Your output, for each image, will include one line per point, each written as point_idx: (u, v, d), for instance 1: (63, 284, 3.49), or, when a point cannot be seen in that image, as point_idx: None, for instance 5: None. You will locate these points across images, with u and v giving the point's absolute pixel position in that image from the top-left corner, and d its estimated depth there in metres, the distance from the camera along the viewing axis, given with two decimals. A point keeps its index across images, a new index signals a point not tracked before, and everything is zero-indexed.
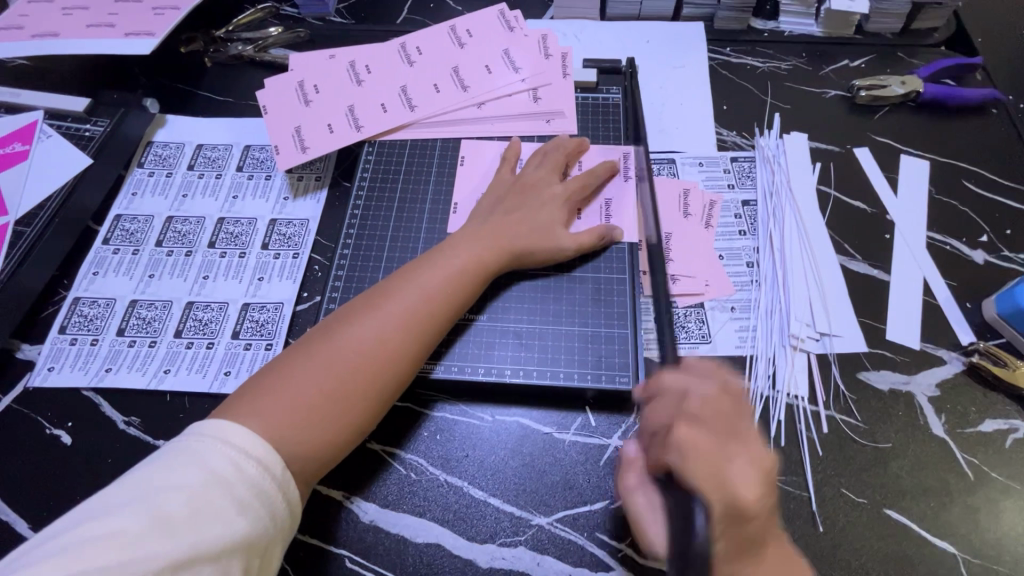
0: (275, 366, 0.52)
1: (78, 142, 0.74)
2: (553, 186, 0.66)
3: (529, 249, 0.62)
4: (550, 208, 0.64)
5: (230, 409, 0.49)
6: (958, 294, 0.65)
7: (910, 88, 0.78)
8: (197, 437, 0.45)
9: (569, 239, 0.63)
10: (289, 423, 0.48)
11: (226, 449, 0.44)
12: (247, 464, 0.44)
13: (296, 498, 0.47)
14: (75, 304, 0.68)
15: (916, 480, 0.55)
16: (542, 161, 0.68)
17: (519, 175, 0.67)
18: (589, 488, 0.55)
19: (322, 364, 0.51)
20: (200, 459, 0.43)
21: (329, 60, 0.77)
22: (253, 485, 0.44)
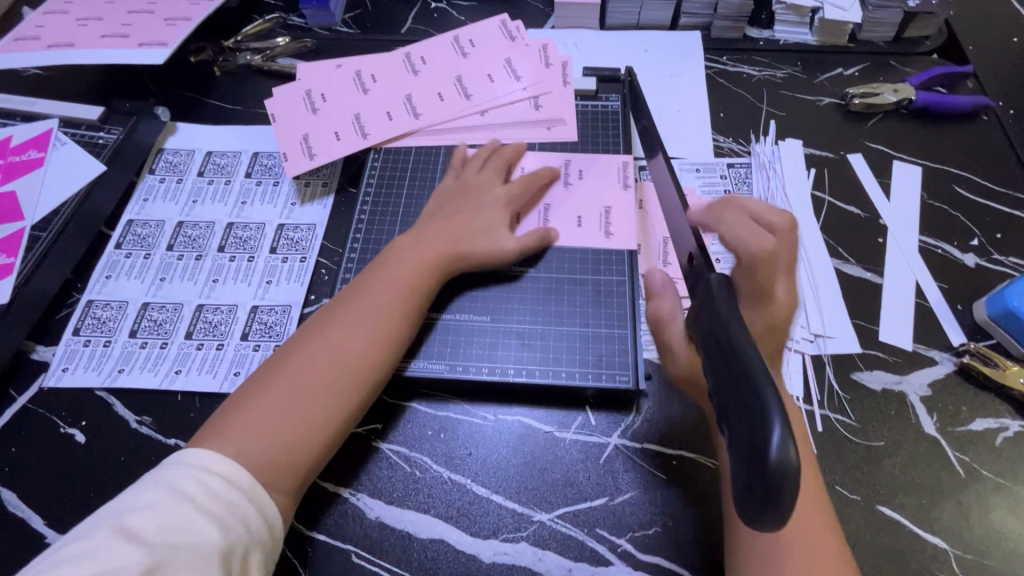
0: (239, 392, 0.54)
1: (92, 150, 0.76)
2: (494, 188, 0.68)
3: (483, 251, 0.63)
4: (490, 209, 0.66)
5: (208, 432, 0.51)
6: (950, 297, 0.67)
7: (903, 96, 0.79)
8: (165, 464, 0.47)
9: (511, 242, 0.64)
10: (259, 438, 0.50)
11: (192, 469, 0.46)
12: (213, 481, 0.46)
13: (270, 507, 0.48)
14: (88, 306, 0.69)
15: (909, 477, 0.57)
16: (482, 164, 0.70)
17: (460, 179, 0.69)
18: (590, 486, 0.57)
19: (284, 380, 0.53)
20: (167, 482, 0.45)
21: (336, 69, 0.79)
22: (221, 499, 0.45)
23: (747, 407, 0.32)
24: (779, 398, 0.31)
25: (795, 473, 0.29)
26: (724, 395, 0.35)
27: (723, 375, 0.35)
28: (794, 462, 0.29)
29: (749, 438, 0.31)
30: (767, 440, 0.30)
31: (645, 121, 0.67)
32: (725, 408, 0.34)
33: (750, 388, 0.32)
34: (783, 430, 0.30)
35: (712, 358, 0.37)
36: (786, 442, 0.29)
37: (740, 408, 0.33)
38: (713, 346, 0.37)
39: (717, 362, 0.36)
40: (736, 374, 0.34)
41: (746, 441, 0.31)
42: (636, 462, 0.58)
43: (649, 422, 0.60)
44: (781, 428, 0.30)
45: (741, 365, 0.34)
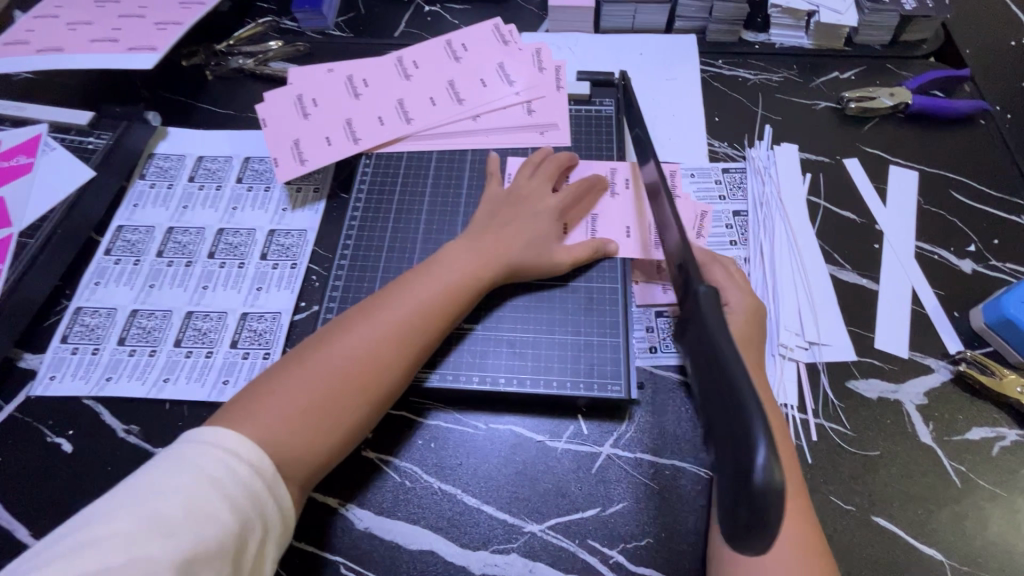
0: (268, 375, 0.53)
1: (81, 155, 0.75)
2: (546, 199, 0.67)
3: (524, 264, 0.62)
4: (539, 221, 0.65)
5: (228, 413, 0.50)
6: (946, 303, 0.66)
7: (900, 100, 0.79)
8: (189, 442, 0.46)
9: (564, 255, 0.63)
10: (281, 432, 0.49)
11: (218, 452, 0.45)
12: (238, 467, 0.45)
13: (287, 498, 0.48)
14: (77, 314, 0.69)
15: (904, 487, 0.56)
16: (535, 173, 0.69)
17: (511, 188, 0.68)
18: (581, 496, 0.56)
19: (314, 374, 0.52)
20: (193, 463, 0.44)
21: (328, 74, 0.78)
22: (245, 486, 0.45)
23: (731, 424, 0.32)
24: (764, 417, 0.31)
25: (781, 494, 0.29)
26: (709, 412, 0.34)
27: (709, 391, 0.35)
28: (779, 482, 0.29)
29: (734, 457, 0.31)
30: (753, 459, 0.30)
31: (638, 126, 0.67)
32: (710, 425, 0.34)
33: (737, 406, 0.32)
34: (768, 449, 0.30)
35: (699, 372, 0.36)
36: (771, 464, 0.29)
37: (725, 426, 0.32)
38: (700, 359, 0.37)
39: (704, 376, 0.36)
40: (722, 390, 0.33)
41: (732, 461, 0.31)
42: (628, 472, 0.57)
43: (641, 431, 0.59)
44: (767, 447, 0.30)
45: (727, 380, 0.33)
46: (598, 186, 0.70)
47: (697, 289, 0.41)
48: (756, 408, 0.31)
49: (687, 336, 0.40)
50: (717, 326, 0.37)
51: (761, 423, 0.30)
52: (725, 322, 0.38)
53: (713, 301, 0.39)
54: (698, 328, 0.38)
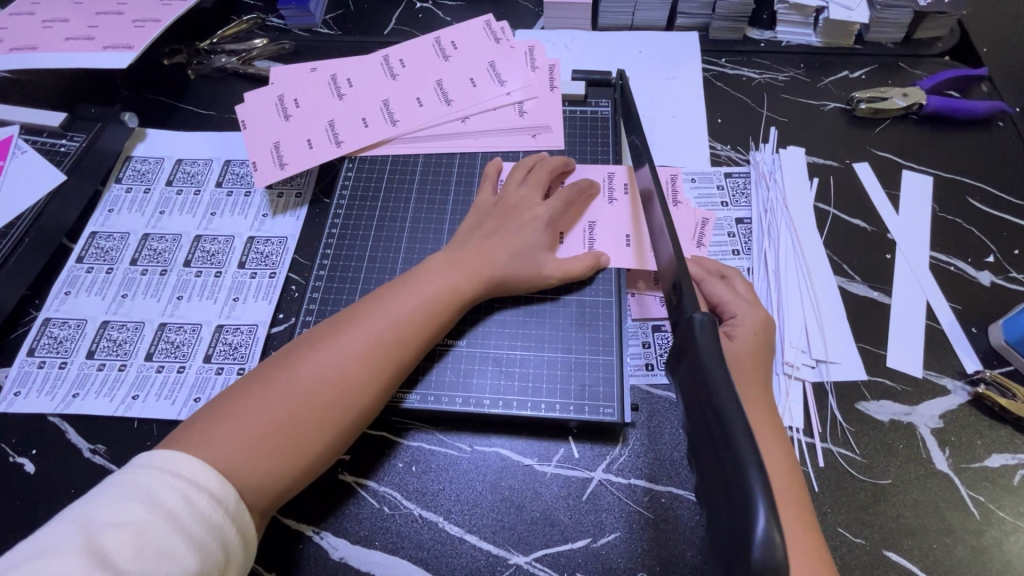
0: (233, 391, 0.50)
1: (53, 159, 0.72)
2: (536, 207, 0.63)
3: (510, 277, 0.59)
4: (528, 231, 0.61)
5: (184, 436, 0.47)
6: (963, 318, 0.62)
7: (913, 101, 0.75)
8: (143, 469, 0.42)
9: (554, 268, 0.60)
10: (240, 453, 0.46)
11: (174, 480, 0.42)
12: (197, 497, 0.42)
13: (250, 529, 0.45)
14: (45, 325, 0.66)
15: (918, 518, 0.52)
16: (524, 180, 0.65)
17: (500, 195, 0.64)
18: (571, 525, 0.53)
19: (280, 391, 0.49)
20: (146, 493, 0.41)
21: (311, 73, 0.75)
22: (204, 518, 0.41)
23: (727, 482, 0.29)
24: (764, 476, 0.28)
25: (783, 565, 0.26)
26: (705, 464, 0.31)
27: (705, 442, 0.32)
28: (779, 552, 0.26)
29: (732, 520, 0.28)
30: (751, 526, 0.27)
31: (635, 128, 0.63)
32: (706, 480, 0.31)
33: (732, 461, 0.29)
34: (769, 514, 0.27)
35: (693, 414, 0.33)
36: (772, 533, 0.26)
37: (721, 482, 0.29)
38: (693, 401, 0.34)
39: (698, 423, 0.33)
40: (717, 441, 0.30)
41: (729, 523, 0.28)
42: (621, 500, 0.53)
43: (636, 456, 0.55)
44: (767, 511, 0.27)
45: (723, 430, 0.30)
46: (590, 191, 0.66)
47: (692, 315, 0.38)
48: (754, 464, 0.28)
49: (680, 371, 0.37)
50: (712, 361, 0.34)
51: (760, 482, 0.27)
52: (721, 356, 0.34)
53: (709, 331, 0.36)
54: (690, 364, 0.35)
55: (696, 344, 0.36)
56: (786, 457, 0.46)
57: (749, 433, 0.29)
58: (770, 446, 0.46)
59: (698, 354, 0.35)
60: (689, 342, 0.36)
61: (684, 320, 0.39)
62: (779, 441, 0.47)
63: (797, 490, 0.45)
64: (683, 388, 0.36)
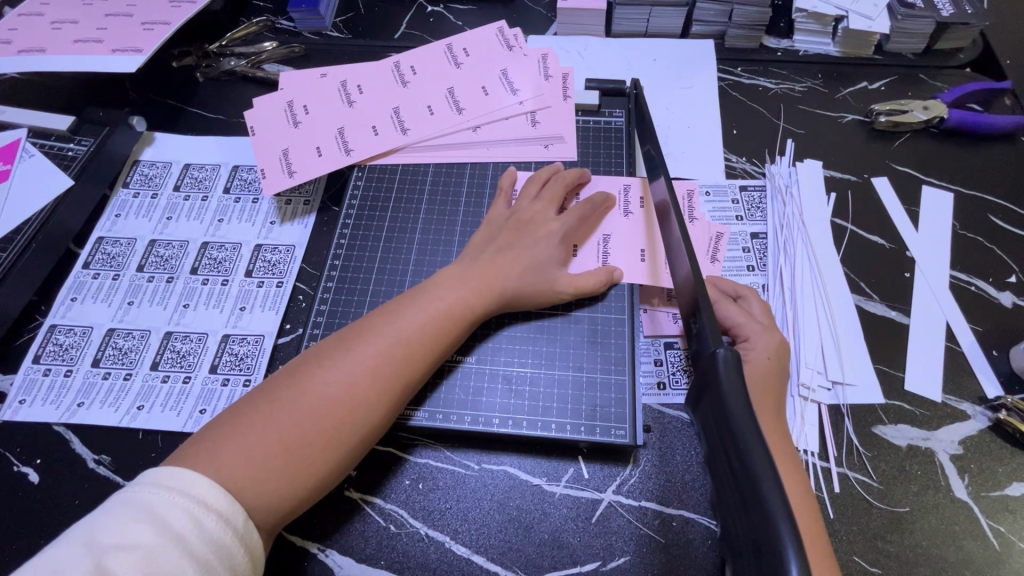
0: (240, 406, 0.49)
1: (60, 163, 0.71)
2: (549, 222, 0.62)
3: (523, 292, 0.58)
4: (542, 247, 0.60)
5: (191, 452, 0.46)
6: (984, 341, 0.60)
7: (934, 114, 0.73)
8: (151, 488, 0.42)
9: (567, 282, 0.59)
10: (249, 473, 0.45)
11: (183, 501, 0.41)
12: (206, 519, 0.41)
13: (258, 551, 0.44)
14: (51, 332, 0.65)
15: (937, 548, 0.51)
16: (537, 195, 0.64)
17: (514, 209, 0.63)
18: (580, 548, 0.52)
19: (290, 408, 0.48)
20: (155, 515, 0.40)
21: (321, 79, 0.74)
22: (212, 541, 0.41)
23: (754, 526, 0.28)
24: (793, 526, 0.27)
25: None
26: (728, 509, 0.31)
27: (728, 486, 0.31)
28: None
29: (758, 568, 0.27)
30: None
31: (649, 141, 0.62)
32: (728, 527, 0.30)
33: (760, 511, 0.28)
34: (801, 568, 0.26)
35: (715, 454, 0.33)
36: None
37: (748, 532, 0.29)
38: (716, 440, 0.33)
39: (720, 465, 0.32)
40: (741, 486, 0.30)
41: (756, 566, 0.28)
42: (632, 523, 0.52)
43: (647, 477, 0.54)
44: (799, 566, 0.26)
45: (748, 477, 0.29)
46: (605, 205, 0.64)
47: (714, 348, 0.37)
48: (783, 514, 0.27)
49: (702, 409, 0.36)
50: (735, 401, 0.33)
51: (789, 531, 0.27)
52: (745, 394, 0.34)
53: (733, 368, 0.35)
54: (712, 399, 0.35)
55: (717, 379, 0.35)
56: (800, 487, 0.46)
57: (775, 480, 0.29)
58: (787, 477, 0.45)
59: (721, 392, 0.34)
60: (711, 378, 0.36)
61: (705, 351, 0.39)
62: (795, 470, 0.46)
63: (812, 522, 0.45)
64: (705, 425, 0.35)
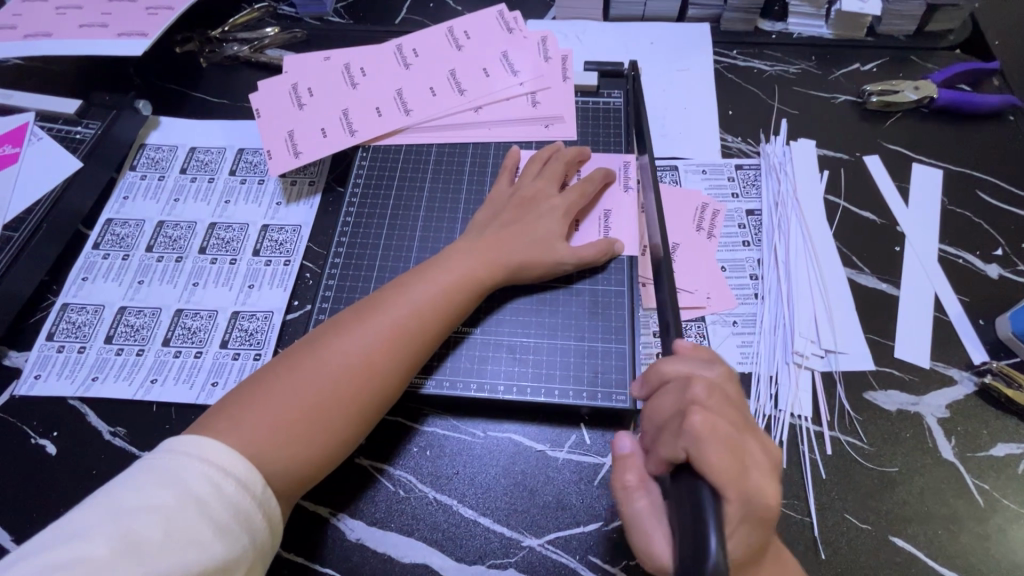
0: (259, 375, 0.51)
1: (69, 146, 0.73)
2: (553, 197, 0.63)
3: (526, 266, 0.59)
4: (547, 220, 0.61)
5: (212, 420, 0.48)
6: (971, 310, 0.63)
7: (925, 93, 0.75)
8: (173, 455, 0.43)
9: (570, 255, 0.60)
10: (269, 438, 0.47)
11: (203, 467, 0.43)
12: (224, 484, 0.43)
13: (276, 517, 0.46)
14: (63, 310, 0.67)
15: (924, 505, 0.53)
16: (539, 173, 0.65)
17: (516, 186, 0.65)
18: (583, 509, 0.54)
19: (306, 375, 0.50)
20: (175, 479, 0.42)
21: (324, 62, 0.75)
22: (231, 505, 0.42)
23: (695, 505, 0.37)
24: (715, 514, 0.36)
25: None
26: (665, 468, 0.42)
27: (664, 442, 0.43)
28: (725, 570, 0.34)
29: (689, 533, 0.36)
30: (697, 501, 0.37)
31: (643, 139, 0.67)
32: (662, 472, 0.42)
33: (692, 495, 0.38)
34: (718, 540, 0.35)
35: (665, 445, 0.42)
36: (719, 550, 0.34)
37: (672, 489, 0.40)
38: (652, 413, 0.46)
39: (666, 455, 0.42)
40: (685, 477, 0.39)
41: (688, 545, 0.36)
42: None
43: None
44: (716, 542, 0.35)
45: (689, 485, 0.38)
46: (605, 181, 0.66)
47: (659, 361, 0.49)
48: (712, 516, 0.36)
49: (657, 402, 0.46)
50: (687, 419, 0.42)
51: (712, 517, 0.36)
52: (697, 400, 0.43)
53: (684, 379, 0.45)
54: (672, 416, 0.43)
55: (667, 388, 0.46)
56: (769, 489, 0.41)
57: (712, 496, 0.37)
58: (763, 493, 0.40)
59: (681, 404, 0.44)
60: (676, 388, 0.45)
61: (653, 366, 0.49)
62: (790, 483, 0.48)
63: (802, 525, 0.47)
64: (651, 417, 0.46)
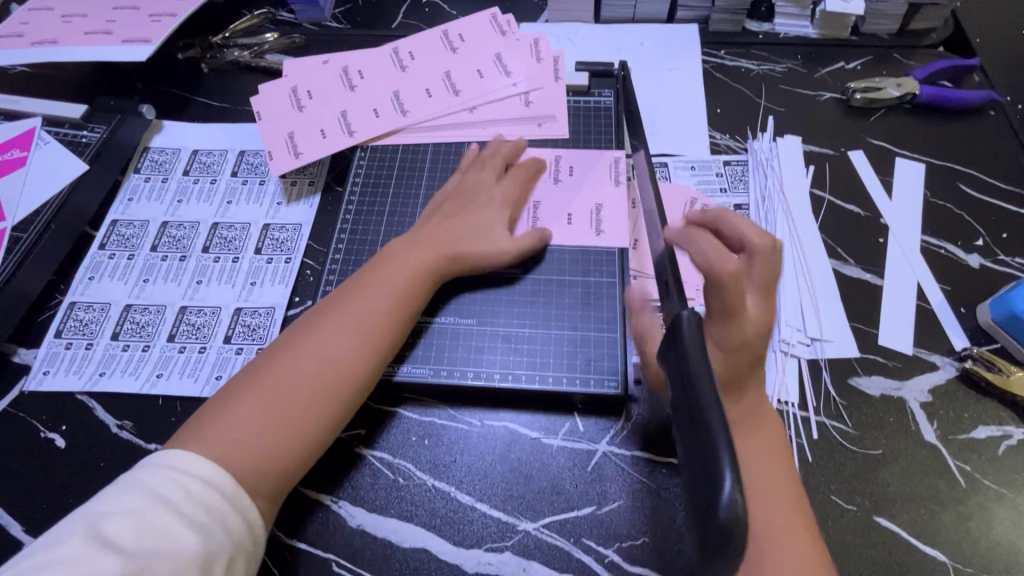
0: (228, 388, 0.53)
1: (75, 149, 0.75)
2: (492, 187, 0.66)
3: (471, 249, 0.61)
4: (488, 209, 0.64)
5: (185, 433, 0.50)
6: (952, 299, 0.64)
7: (907, 90, 0.77)
8: (144, 467, 0.45)
9: (511, 241, 0.63)
10: (245, 439, 0.49)
11: (170, 473, 0.45)
12: (194, 485, 0.45)
13: (252, 512, 0.47)
14: (70, 309, 0.68)
15: (907, 487, 0.55)
16: (480, 164, 0.68)
17: (460, 181, 0.68)
18: (577, 494, 0.55)
19: (272, 380, 0.52)
20: (144, 486, 0.43)
21: (323, 66, 0.77)
22: (201, 503, 0.44)
23: (702, 461, 0.34)
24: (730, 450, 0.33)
25: (742, 520, 0.31)
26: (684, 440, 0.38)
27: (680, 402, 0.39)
28: (739, 513, 0.31)
29: (703, 490, 0.33)
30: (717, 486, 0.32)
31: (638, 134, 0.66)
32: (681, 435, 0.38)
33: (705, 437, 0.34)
34: (733, 480, 0.32)
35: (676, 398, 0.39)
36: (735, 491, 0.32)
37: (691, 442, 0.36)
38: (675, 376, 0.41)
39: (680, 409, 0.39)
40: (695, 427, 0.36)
41: (702, 498, 0.33)
42: (624, 470, 0.56)
43: (638, 428, 0.58)
44: (732, 479, 0.32)
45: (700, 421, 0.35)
46: (540, 173, 0.69)
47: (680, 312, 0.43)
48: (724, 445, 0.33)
49: (669, 359, 0.42)
50: (694, 356, 0.39)
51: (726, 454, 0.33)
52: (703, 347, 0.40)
53: (695, 327, 0.41)
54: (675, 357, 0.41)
55: (684, 336, 0.40)
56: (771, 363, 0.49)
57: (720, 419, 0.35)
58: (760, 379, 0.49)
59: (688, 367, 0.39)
60: (676, 333, 0.41)
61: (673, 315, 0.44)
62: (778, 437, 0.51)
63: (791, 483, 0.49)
64: (671, 374, 0.42)
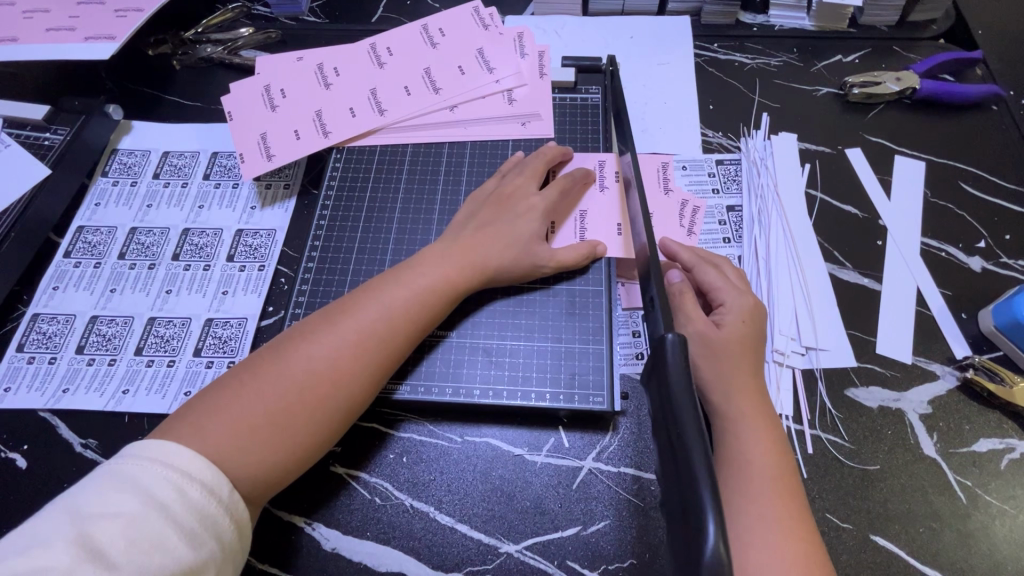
0: (223, 381, 0.50)
1: (37, 153, 0.71)
2: (531, 196, 0.62)
3: (499, 263, 0.58)
4: (527, 222, 0.60)
5: (172, 426, 0.47)
6: (953, 304, 0.62)
7: (906, 85, 0.74)
8: (136, 460, 0.42)
9: (549, 257, 0.59)
10: (233, 442, 0.46)
11: (167, 471, 0.42)
12: (190, 488, 0.42)
13: (243, 521, 0.45)
14: (33, 320, 0.65)
15: (905, 504, 0.52)
16: (520, 170, 0.64)
17: (498, 185, 0.64)
18: (561, 514, 0.53)
19: (271, 382, 0.49)
20: (138, 485, 0.41)
21: (297, 62, 0.74)
22: (196, 509, 0.42)
23: (685, 502, 0.32)
24: (713, 496, 0.31)
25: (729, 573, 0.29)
26: (667, 479, 0.35)
27: (661, 432, 0.37)
28: (727, 565, 0.29)
29: (686, 534, 0.32)
30: (703, 538, 0.30)
31: (625, 132, 0.62)
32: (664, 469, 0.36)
33: (689, 475, 0.33)
34: (718, 530, 0.30)
35: (659, 430, 0.37)
36: (719, 540, 0.30)
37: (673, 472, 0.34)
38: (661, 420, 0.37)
39: (662, 438, 0.37)
40: (679, 464, 0.34)
41: (685, 540, 0.32)
42: (610, 488, 0.54)
43: (625, 444, 0.56)
44: (716, 529, 0.30)
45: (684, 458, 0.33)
46: (585, 181, 0.65)
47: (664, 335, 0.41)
48: (706, 486, 0.32)
49: (652, 387, 0.40)
50: (680, 388, 0.37)
51: (709, 499, 0.31)
52: (688, 378, 0.38)
53: (680, 352, 0.39)
54: (659, 381, 0.39)
55: (667, 365, 0.39)
56: (747, 366, 0.53)
57: (704, 456, 0.33)
58: (739, 393, 0.51)
59: (672, 399, 0.37)
60: (660, 358, 0.39)
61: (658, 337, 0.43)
62: (773, 451, 0.49)
63: (789, 489, 0.47)
64: (653, 404, 0.39)
